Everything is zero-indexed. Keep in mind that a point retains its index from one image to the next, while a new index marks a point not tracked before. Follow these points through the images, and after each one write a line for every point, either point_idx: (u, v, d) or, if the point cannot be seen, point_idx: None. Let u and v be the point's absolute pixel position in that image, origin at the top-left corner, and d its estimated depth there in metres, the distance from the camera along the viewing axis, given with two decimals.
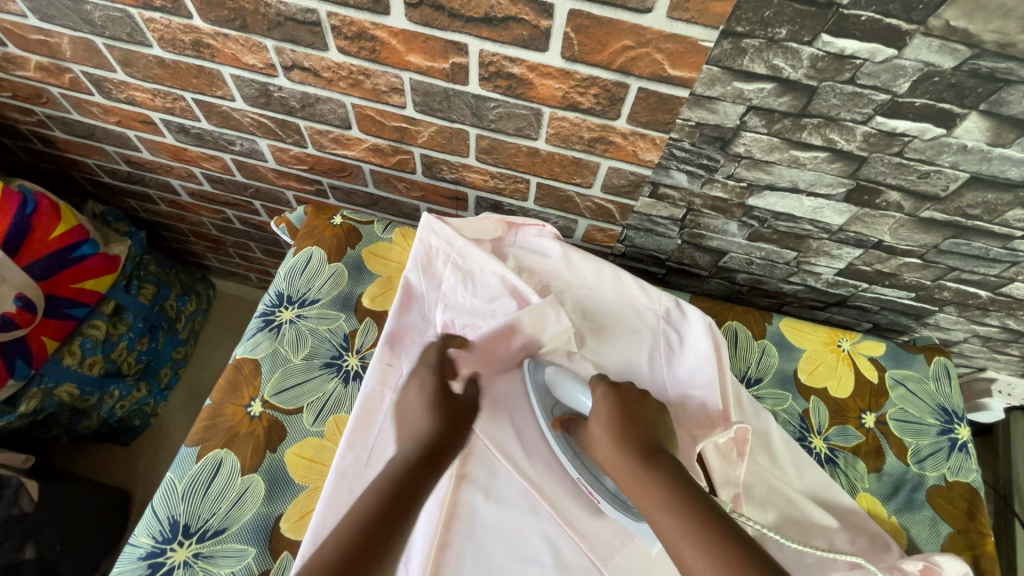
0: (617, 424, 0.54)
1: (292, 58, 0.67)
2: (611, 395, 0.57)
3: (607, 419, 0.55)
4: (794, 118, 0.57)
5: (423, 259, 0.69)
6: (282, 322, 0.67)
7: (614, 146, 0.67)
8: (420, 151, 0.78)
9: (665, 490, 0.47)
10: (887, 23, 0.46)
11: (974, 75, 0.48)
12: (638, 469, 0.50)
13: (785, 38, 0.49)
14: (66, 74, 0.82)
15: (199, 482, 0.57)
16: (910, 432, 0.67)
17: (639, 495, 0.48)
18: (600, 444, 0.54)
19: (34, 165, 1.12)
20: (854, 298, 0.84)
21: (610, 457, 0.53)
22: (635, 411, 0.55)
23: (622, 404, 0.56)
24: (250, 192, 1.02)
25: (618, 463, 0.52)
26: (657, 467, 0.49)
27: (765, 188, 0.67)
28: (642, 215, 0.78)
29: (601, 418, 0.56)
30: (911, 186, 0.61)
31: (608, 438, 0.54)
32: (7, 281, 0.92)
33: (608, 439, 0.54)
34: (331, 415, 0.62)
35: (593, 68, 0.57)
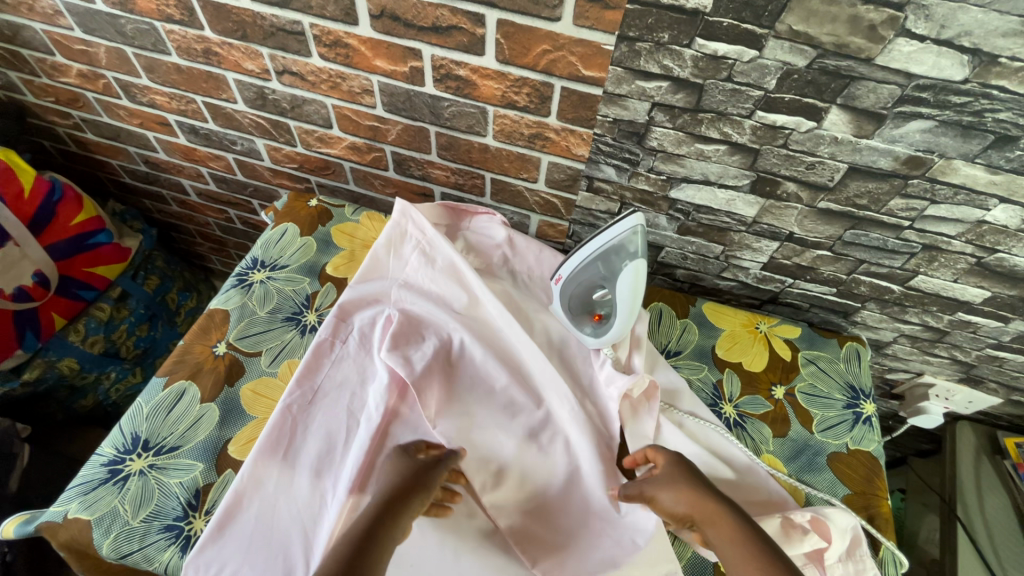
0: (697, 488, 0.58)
1: (283, 64, 0.80)
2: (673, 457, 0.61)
3: (680, 481, 0.58)
4: (691, 113, 0.67)
5: (391, 237, 0.75)
6: (253, 281, 0.76)
7: (550, 141, 0.77)
8: (391, 148, 0.89)
9: (750, 549, 0.52)
10: (745, 27, 0.56)
11: (824, 72, 0.58)
12: (727, 524, 0.55)
13: (668, 41, 0.60)
14: (100, 80, 0.97)
15: (163, 405, 0.64)
16: (816, 404, 0.72)
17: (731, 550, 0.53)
18: (679, 505, 0.57)
19: (66, 167, 1.27)
20: (784, 294, 0.91)
21: (701, 505, 0.57)
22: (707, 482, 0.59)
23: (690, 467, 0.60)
24: (249, 191, 1.14)
25: (705, 513, 0.56)
26: (739, 520, 0.55)
27: (682, 181, 0.77)
28: (584, 209, 0.87)
29: (677, 483, 0.58)
30: (802, 177, 0.70)
31: (693, 495, 0.57)
32: (28, 257, 1.04)
33: (695, 506, 0.57)
34: (286, 360, 0.70)
35: (522, 69, 0.68)
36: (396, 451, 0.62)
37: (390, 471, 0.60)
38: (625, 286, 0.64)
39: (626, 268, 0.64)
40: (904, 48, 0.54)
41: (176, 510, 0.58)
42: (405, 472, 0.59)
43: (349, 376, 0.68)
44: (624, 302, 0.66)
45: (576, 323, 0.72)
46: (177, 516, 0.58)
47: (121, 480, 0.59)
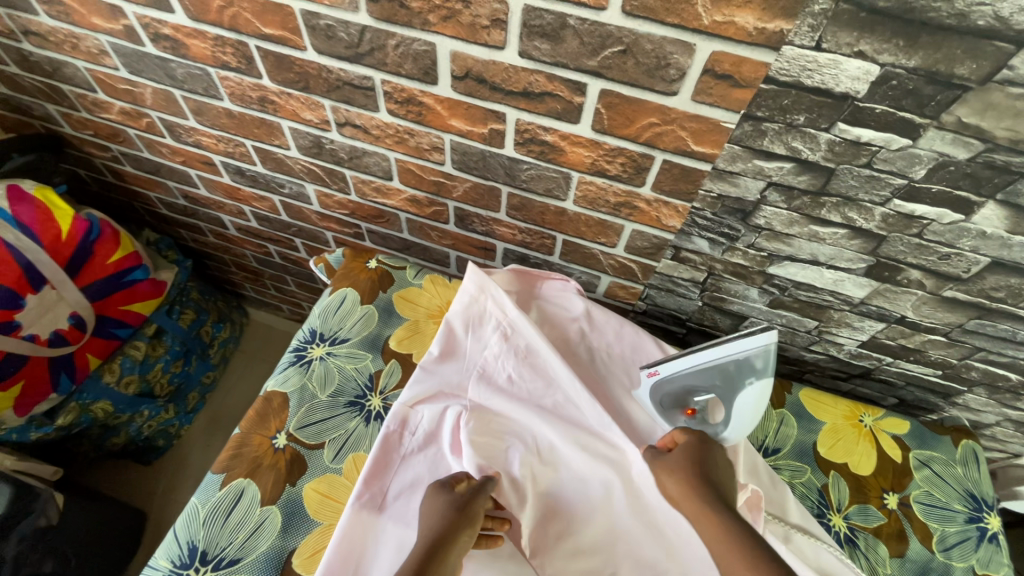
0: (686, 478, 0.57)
1: (346, 117, 0.74)
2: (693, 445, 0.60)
3: (687, 472, 0.58)
4: (813, 195, 0.59)
5: (469, 316, 0.71)
6: (312, 357, 0.70)
7: (638, 211, 0.70)
8: (454, 204, 0.83)
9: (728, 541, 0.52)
10: (901, 115, 0.49)
11: (989, 166, 0.50)
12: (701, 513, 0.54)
13: (803, 123, 0.52)
14: (144, 118, 0.91)
15: (221, 509, 0.59)
16: (936, 517, 0.65)
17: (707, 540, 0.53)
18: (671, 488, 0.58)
19: (101, 195, 1.22)
20: (878, 371, 0.83)
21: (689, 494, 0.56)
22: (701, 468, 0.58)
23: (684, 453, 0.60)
24: (293, 231, 1.09)
25: (693, 504, 0.55)
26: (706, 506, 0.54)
27: (785, 258, 0.69)
28: (664, 276, 0.80)
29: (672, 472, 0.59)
30: (932, 266, 0.62)
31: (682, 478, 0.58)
32: (63, 299, 0.99)
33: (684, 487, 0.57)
34: (350, 453, 0.64)
35: (620, 140, 0.61)
36: (433, 487, 0.57)
37: (428, 512, 0.55)
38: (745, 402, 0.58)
39: (750, 384, 0.57)
40: None
41: None
42: (443, 509, 0.55)
43: (424, 475, 0.62)
44: (738, 416, 0.60)
45: (668, 419, 0.65)
46: None
47: None
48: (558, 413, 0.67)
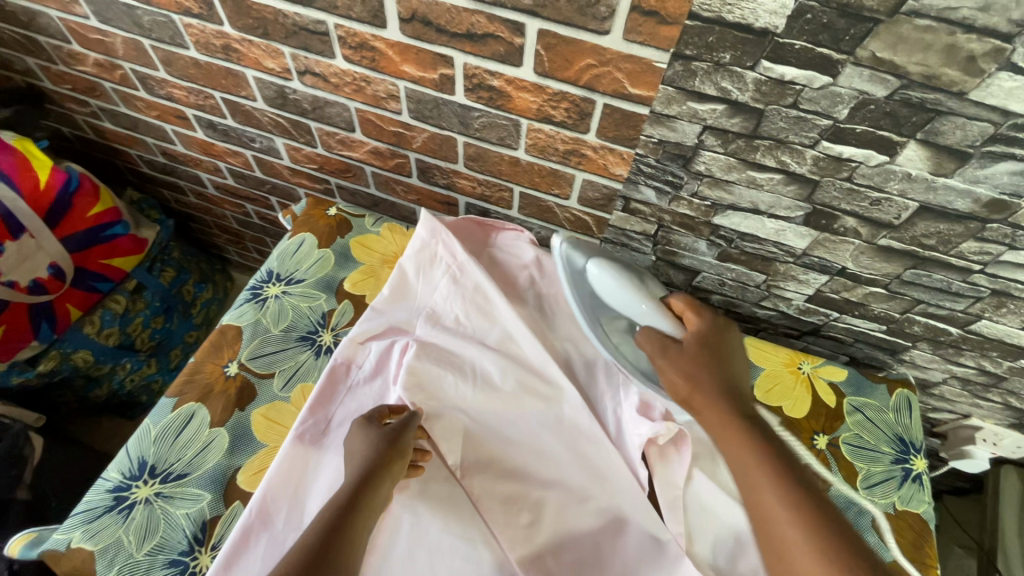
0: (712, 378, 0.60)
1: (305, 64, 0.76)
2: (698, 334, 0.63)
3: (696, 366, 0.60)
4: (747, 139, 0.61)
5: (420, 259, 0.74)
6: (267, 295, 0.73)
7: (586, 159, 0.72)
8: (415, 155, 0.84)
9: (751, 446, 0.55)
10: (819, 51, 0.50)
11: (906, 104, 0.51)
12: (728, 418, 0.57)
13: (729, 62, 0.54)
14: (117, 70, 0.93)
15: (171, 429, 0.62)
16: (862, 457, 0.67)
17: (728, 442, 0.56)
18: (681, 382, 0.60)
19: (84, 153, 1.24)
20: (827, 327, 0.85)
21: (706, 391, 0.59)
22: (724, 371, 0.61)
23: (711, 348, 0.62)
24: (267, 188, 1.11)
25: (714, 402, 0.58)
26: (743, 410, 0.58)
27: (728, 207, 0.71)
28: (617, 229, 0.82)
29: (693, 367, 0.61)
30: (864, 212, 0.64)
31: (707, 375, 0.60)
32: (43, 249, 1.02)
33: (703, 382, 0.59)
34: (299, 383, 0.67)
35: (562, 83, 0.63)
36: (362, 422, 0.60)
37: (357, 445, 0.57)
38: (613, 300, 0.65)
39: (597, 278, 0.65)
40: (1005, 83, 0.47)
41: (182, 544, 0.56)
42: (369, 445, 0.57)
43: (365, 403, 0.65)
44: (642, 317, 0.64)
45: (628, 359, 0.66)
46: (182, 550, 0.55)
47: (126, 508, 0.57)
48: (502, 352, 0.70)
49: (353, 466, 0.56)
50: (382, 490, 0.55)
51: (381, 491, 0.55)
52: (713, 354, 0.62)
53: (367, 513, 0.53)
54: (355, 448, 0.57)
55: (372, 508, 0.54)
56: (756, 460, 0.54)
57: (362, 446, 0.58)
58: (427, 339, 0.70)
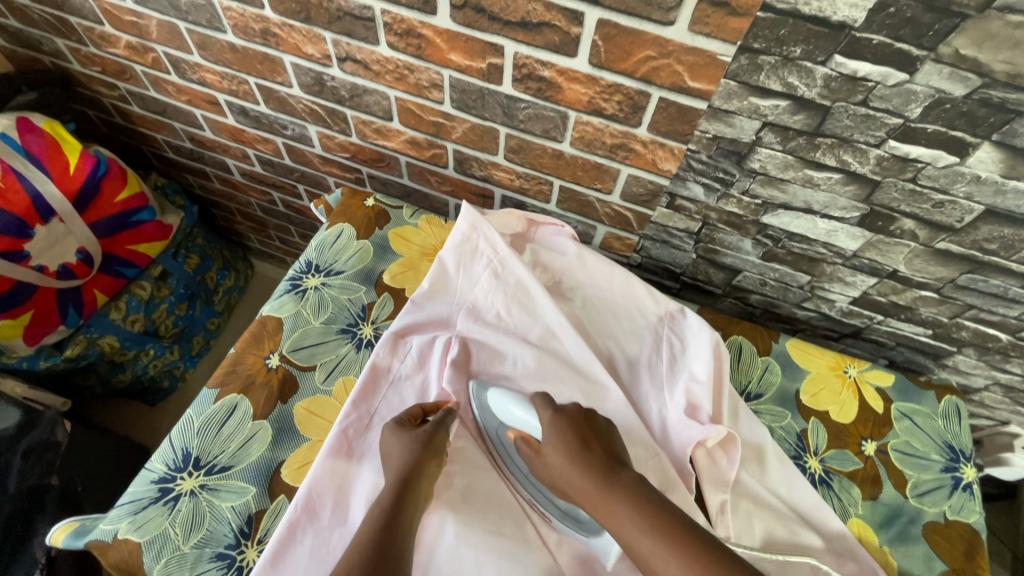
0: (575, 450, 0.55)
1: (346, 51, 0.74)
2: (558, 419, 0.58)
3: (563, 448, 0.55)
4: (808, 137, 0.59)
5: (461, 253, 0.73)
6: (307, 287, 0.72)
7: (634, 153, 0.70)
8: (453, 146, 0.83)
9: (628, 496, 0.49)
10: (898, 47, 0.48)
11: (985, 104, 0.49)
12: (599, 490, 0.50)
13: (799, 56, 0.52)
14: (150, 54, 0.92)
15: (215, 420, 0.61)
16: (912, 465, 0.66)
17: (607, 518, 0.49)
18: (556, 464, 0.55)
19: (109, 137, 1.23)
20: (869, 330, 0.83)
21: (569, 477, 0.54)
22: (587, 433, 0.57)
23: (573, 429, 0.57)
24: (296, 176, 1.09)
25: (577, 484, 0.53)
26: (609, 471, 0.52)
27: (779, 206, 0.69)
28: (659, 226, 0.81)
29: (555, 443, 0.56)
30: (925, 215, 0.62)
31: (567, 453, 0.55)
32: (72, 234, 1.01)
33: (569, 468, 0.54)
34: (340, 376, 0.66)
35: (618, 75, 0.61)
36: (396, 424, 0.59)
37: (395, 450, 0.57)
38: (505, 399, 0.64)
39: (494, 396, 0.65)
40: None
41: (228, 537, 0.55)
42: (409, 446, 0.56)
43: (409, 398, 0.65)
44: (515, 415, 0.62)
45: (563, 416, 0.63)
46: (229, 544, 0.55)
47: (172, 500, 0.57)
48: (544, 350, 0.69)
49: (393, 469, 0.55)
50: (423, 485, 0.55)
51: (423, 490, 0.54)
52: (573, 425, 0.57)
53: (414, 507, 0.53)
54: (392, 452, 0.56)
55: (418, 503, 0.53)
56: (628, 509, 0.48)
57: (399, 450, 0.57)
58: (469, 335, 0.69)
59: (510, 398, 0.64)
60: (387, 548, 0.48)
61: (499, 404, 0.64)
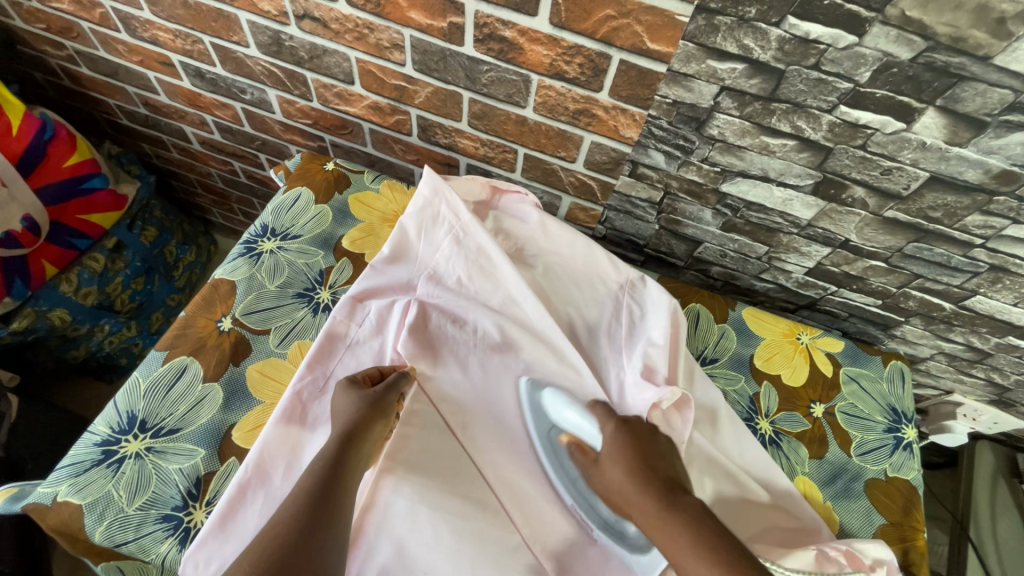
0: (636, 467, 0.54)
1: (304, 8, 0.72)
2: (621, 430, 0.58)
3: (622, 463, 0.55)
4: (763, 102, 0.60)
5: (422, 218, 0.72)
6: (262, 250, 0.70)
7: (596, 120, 0.70)
8: (417, 112, 0.81)
9: (689, 524, 0.49)
10: (848, 8, 0.49)
11: (930, 68, 0.51)
12: (658, 516, 0.50)
13: (754, 18, 0.52)
14: (97, 9, 0.87)
15: (162, 383, 0.59)
16: (857, 426, 0.68)
17: (663, 540, 0.49)
18: (614, 476, 0.55)
19: (59, 101, 1.18)
20: (823, 301, 0.86)
21: (628, 493, 0.53)
22: (650, 452, 0.56)
23: (634, 441, 0.57)
24: (257, 144, 1.06)
25: (635, 501, 0.53)
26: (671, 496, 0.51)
27: (737, 174, 0.70)
28: (623, 196, 0.81)
29: (615, 458, 0.56)
30: (874, 182, 0.63)
31: (626, 471, 0.54)
32: (16, 200, 0.96)
33: (626, 484, 0.54)
34: (296, 340, 0.65)
35: (578, 36, 0.61)
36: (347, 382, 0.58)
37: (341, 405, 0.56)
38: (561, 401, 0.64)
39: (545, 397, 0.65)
40: None
41: (175, 499, 0.54)
42: (356, 403, 0.56)
43: (365, 360, 0.64)
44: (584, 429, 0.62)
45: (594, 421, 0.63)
46: (176, 505, 0.53)
47: (116, 462, 0.55)
48: (505, 316, 0.69)
49: (339, 424, 0.55)
50: (371, 437, 0.55)
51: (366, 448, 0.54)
52: (636, 439, 0.57)
53: (357, 461, 0.53)
54: (340, 408, 0.56)
55: (362, 458, 0.54)
56: (687, 537, 0.48)
57: (346, 406, 0.56)
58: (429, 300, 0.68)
59: (565, 402, 0.64)
60: (326, 498, 0.49)
61: (552, 406, 0.64)
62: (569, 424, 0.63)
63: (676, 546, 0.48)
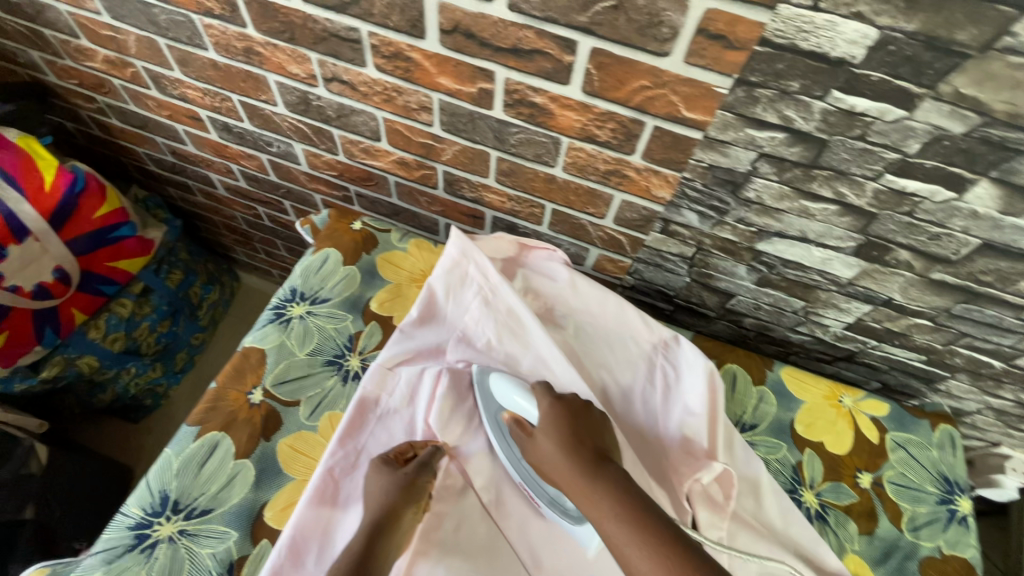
0: (567, 437, 0.56)
1: (333, 71, 0.72)
2: (555, 405, 0.59)
3: (553, 433, 0.56)
4: (804, 169, 0.58)
5: (451, 280, 0.70)
6: (292, 316, 0.69)
7: (628, 180, 0.69)
8: (443, 168, 0.81)
9: (613, 487, 0.50)
10: (897, 84, 0.47)
11: (985, 142, 0.49)
12: (582, 482, 0.52)
13: (797, 91, 0.51)
14: (129, 68, 0.89)
15: (194, 460, 0.59)
16: (907, 497, 0.65)
17: (587, 505, 0.50)
18: (545, 450, 0.56)
19: (88, 149, 1.20)
20: (862, 354, 0.83)
21: (554, 459, 0.55)
22: (582, 426, 0.58)
23: (569, 416, 0.58)
24: (282, 192, 1.07)
25: (563, 471, 0.54)
26: (600, 463, 0.53)
27: (774, 234, 0.68)
28: (653, 250, 0.79)
29: (549, 430, 0.57)
30: (921, 246, 0.61)
31: (558, 442, 0.55)
32: (48, 252, 0.97)
33: (558, 456, 0.55)
34: (326, 411, 0.64)
35: (611, 104, 0.59)
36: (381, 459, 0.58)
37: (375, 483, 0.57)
38: (510, 386, 0.64)
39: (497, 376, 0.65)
40: None
41: None
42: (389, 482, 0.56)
43: (397, 433, 0.63)
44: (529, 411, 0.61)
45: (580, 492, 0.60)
46: None
47: (149, 547, 0.54)
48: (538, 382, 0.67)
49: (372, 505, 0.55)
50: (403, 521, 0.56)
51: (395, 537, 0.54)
52: (569, 415, 0.58)
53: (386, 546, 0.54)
54: (373, 487, 0.56)
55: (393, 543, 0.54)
56: (608, 503, 0.49)
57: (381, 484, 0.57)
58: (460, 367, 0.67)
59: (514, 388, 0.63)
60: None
61: (500, 390, 0.64)
62: (515, 406, 0.63)
63: (596, 504, 0.50)
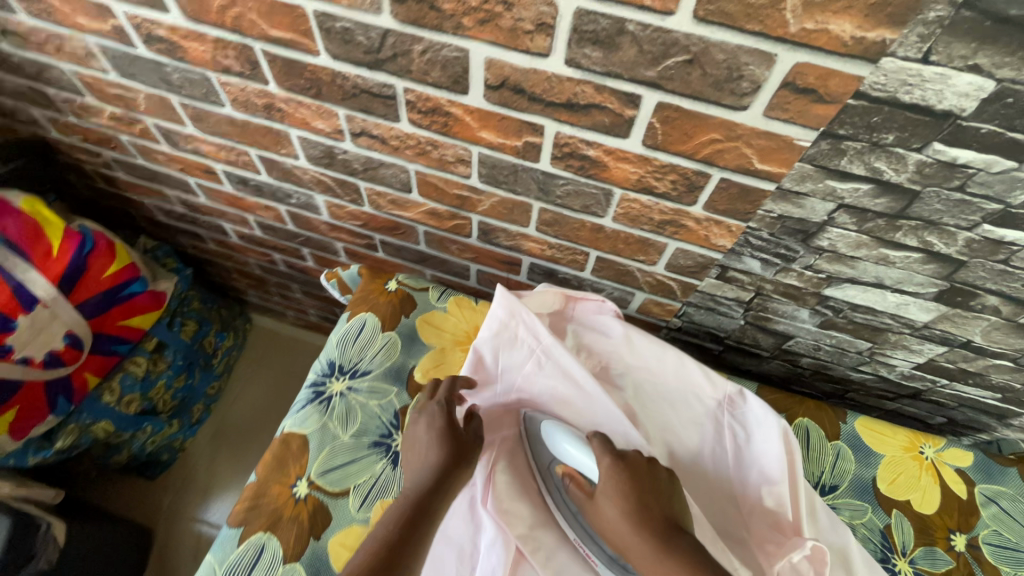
0: (633, 505, 0.51)
1: (362, 126, 0.67)
2: (618, 465, 0.54)
3: (618, 501, 0.52)
4: (889, 219, 0.53)
5: (500, 343, 0.65)
6: (332, 393, 0.66)
7: (685, 230, 0.64)
8: (478, 218, 0.76)
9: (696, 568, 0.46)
10: (1010, 136, 0.43)
11: None
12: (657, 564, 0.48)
13: (891, 143, 0.46)
14: (137, 124, 0.84)
15: (240, 568, 0.55)
16: (1007, 559, 0.61)
17: None
18: (609, 516, 0.52)
19: (93, 201, 1.15)
20: (930, 392, 0.78)
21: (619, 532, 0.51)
22: (646, 488, 0.53)
23: (632, 476, 0.54)
24: (300, 240, 1.02)
25: (635, 550, 0.50)
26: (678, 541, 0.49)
27: (845, 280, 0.63)
28: (706, 294, 0.75)
29: (612, 498, 0.53)
30: (1012, 292, 0.57)
31: (626, 513, 0.51)
32: (58, 318, 0.92)
33: (627, 530, 0.51)
34: (378, 499, 0.59)
35: (674, 156, 0.55)
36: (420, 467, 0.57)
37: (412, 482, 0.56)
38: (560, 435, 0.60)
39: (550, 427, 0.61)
40: None
41: None
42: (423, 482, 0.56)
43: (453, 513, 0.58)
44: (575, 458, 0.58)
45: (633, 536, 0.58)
46: None
47: None
48: None
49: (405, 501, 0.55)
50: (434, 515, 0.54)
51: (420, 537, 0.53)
52: (634, 476, 0.53)
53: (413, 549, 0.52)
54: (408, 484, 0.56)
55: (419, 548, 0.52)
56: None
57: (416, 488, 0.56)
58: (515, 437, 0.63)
59: (565, 438, 0.60)
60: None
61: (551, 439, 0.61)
62: (569, 458, 0.59)
63: None
